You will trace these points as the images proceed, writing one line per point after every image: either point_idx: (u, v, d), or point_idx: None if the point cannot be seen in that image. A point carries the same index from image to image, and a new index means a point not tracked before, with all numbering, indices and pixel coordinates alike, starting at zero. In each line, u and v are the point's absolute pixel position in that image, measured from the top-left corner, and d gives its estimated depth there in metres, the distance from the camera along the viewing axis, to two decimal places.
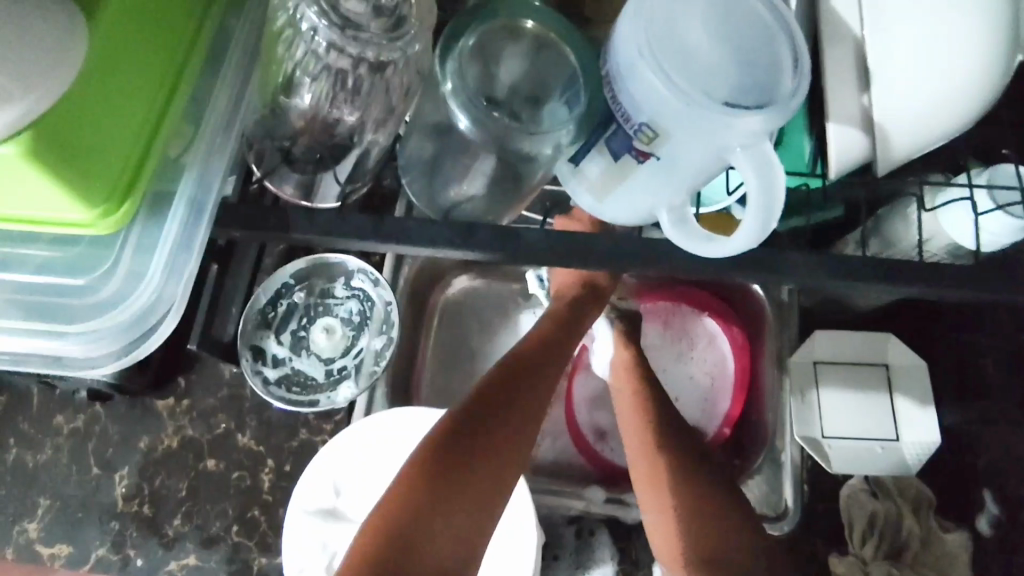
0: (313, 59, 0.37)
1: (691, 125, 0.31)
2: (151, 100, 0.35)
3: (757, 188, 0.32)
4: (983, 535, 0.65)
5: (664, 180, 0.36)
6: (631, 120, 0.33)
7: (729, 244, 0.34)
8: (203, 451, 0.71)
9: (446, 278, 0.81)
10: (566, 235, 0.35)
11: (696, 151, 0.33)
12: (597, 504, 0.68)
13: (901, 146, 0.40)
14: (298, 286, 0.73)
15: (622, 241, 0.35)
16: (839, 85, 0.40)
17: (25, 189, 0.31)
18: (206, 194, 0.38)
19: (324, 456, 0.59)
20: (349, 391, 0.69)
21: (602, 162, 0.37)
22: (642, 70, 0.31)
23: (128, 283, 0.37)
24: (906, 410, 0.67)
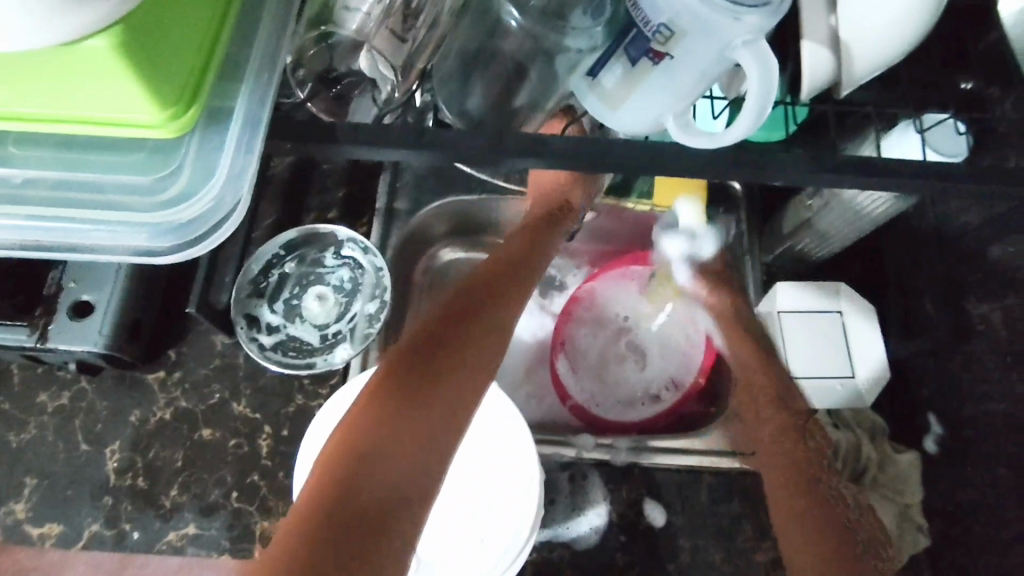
0: None
1: (701, 21, 0.35)
2: (207, 15, 0.37)
3: (755, 78, 0.36)
4: (930, 453, 0.72)
5: (672, 85, 0.39)
6: (649, 21, 0.37)
7: (728, 135, 0.38)
8: (198, 421, 0.71)
9: (432, 249, 0.85)
10: (584, 141, 0.37)
11: (705, 52, 0.37)
12: (588, 450, 0.74)
13: (861, 65, 0.44)
14: (289, 256, 0.74)
15: (631, 149, 0.37)
16: (810, 8, 0.43)
17: (99, 88, 0.33)
18: (260, 108, 0.38)
19: (336, 406, 0.62)
20: (346, 352, 0.72)
21: (618, 70, 0.41)
22: None
23: (192, 183, 0.38)
24: (861, 348, 0.74)
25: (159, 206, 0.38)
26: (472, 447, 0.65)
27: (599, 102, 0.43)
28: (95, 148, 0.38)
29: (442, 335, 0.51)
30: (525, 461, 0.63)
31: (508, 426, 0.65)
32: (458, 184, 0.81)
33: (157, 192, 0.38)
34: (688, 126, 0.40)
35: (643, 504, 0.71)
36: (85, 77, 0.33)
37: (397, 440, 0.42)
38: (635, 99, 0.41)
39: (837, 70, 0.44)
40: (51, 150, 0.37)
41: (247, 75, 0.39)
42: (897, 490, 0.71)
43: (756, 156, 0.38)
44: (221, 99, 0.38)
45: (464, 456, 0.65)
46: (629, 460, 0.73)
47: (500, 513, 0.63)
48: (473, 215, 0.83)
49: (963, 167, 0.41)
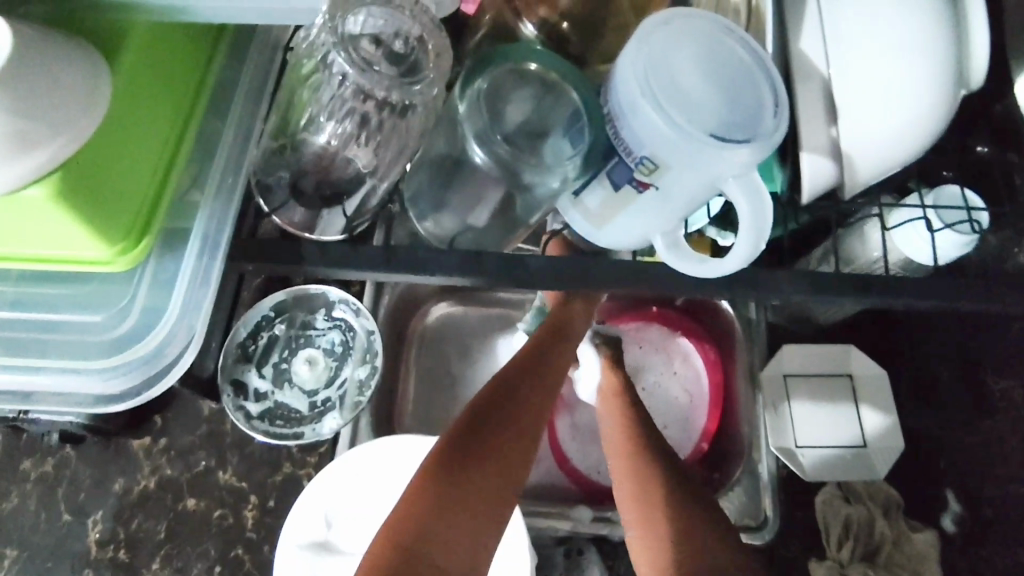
0: (339, 102, 0.42)
1: (685, 156, 0.38)
2: (162, 146, 0.40)
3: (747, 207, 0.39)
4: (948, 532, 0.68)
5: (658, 210, 0.42)
6: (633, 153, 0.39)
7: (725, 265, 0.41)
8: (183, 490, 0.69)
9: (425, 306, 0.85)
10: (565, 260, 0.41)
11: (691, 182, 0.39)
12: (585, 524, 0.69)
13: (866, 171, 0.44)
14: (279, 318, 0.73)
15: (620, 264, 0.42)
16: (808, 120, 0.43)
17: (52, 230, 0.36)
18: (220, 230, 0.43)
19: (321, 483, 0.59)
20: (334, 422, 0.69)
21: (602, 193, 0.43)
22: (646, 110, 0.37)
23: (147, 318, 0.42)
24: (871, 418, 0.72)
25: (116, 339, 0.42)
26: None
27: (585, 220, 0.46)
28: (55, 289, 0.42)
29: (496, 402, 0.52)
30: (511, 543, 0.60)
31: None
32: None
33: (111, 330, 0.42)
34: (676, 244, 0.43)
35: None
36: (38, 223, 0.35)
37: (446, 534, 0.42)
38: (621, 219, 0.44)
39: (839, 177, 0.44)
40: (11, 307, 0.42)
41: (209, 193, 0.43)
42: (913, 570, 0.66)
43: (745, 277, 0.43)
44: (181, 218, 0.42)
45: None
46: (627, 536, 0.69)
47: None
48: None
49: (915, 282, 0.45)
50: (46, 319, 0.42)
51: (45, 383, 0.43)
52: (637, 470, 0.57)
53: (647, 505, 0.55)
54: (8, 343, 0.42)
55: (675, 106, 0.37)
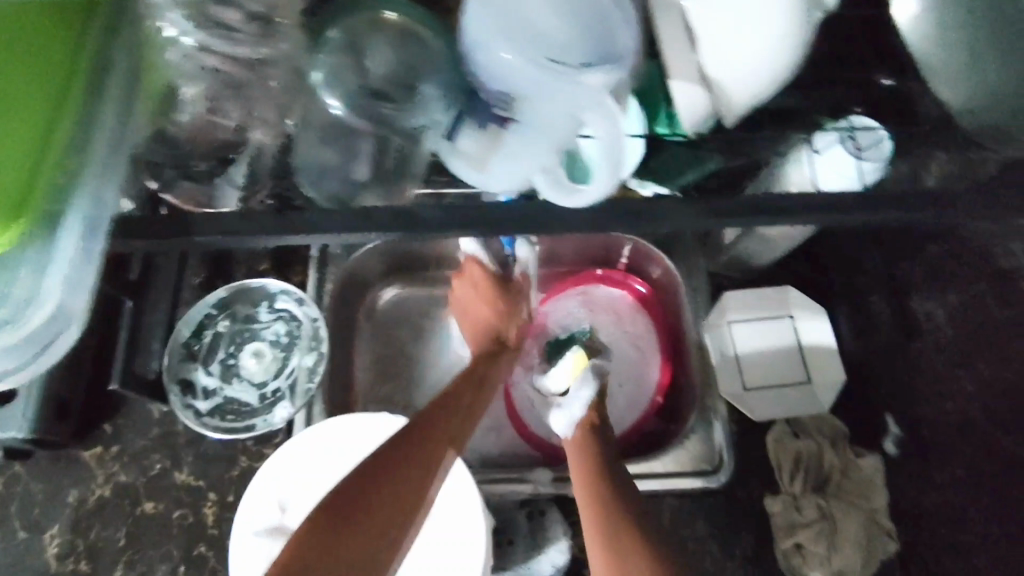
0: (190, 61, 0.48)
1: (540, 86, 0.43)
2: (19, 135, 0.41)
3: (605, 149, 0.44)
4: (892, 456, 0.70)
5: (535, 142, 0.46)
6: (494, 90, 0.45)
7: (587, 195, 0.45)
8: (140, 495, 0.69)
9: (375, 290, 0.85)
10: (454, 213, 0.43)
11: (551, 111, 0.44)
12: (545, 485, 0.71)
13: (739, 95, 0.46)
14: (221, 314, 0.74)
15: (507, 215, 0.43)
16: (673, 48, 0.46)
17: None
18: (100, 214, 0.41)
19: (275, 468, 0.60)
20: (286, 411, 0.70)
21: (475, 136, 0.48)
22: (495, 48, 0.43)
23: (27, 299, 0.41)
24: (816, 354, 0.74)
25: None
26: None
27: (467, 165, 0.49)
28: None
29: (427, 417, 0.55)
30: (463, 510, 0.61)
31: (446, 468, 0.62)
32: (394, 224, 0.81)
33: None
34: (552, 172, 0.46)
35: None
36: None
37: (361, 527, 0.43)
38: (495, 159, 0.48)
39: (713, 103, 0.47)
40: None
41: (88, 176, 0.42)
42: (862, 495, 0.69)
43: (629, 210, 0.44)
44: (58, 203, 0.42)
45: None
46: None
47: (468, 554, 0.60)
48: (407, 253, 0.84)
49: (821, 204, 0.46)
50: None
51: None
52: (613, 515, 0.56)
53: (614, 551, 0.53)
54: None
55: (523, 40, 0.42)
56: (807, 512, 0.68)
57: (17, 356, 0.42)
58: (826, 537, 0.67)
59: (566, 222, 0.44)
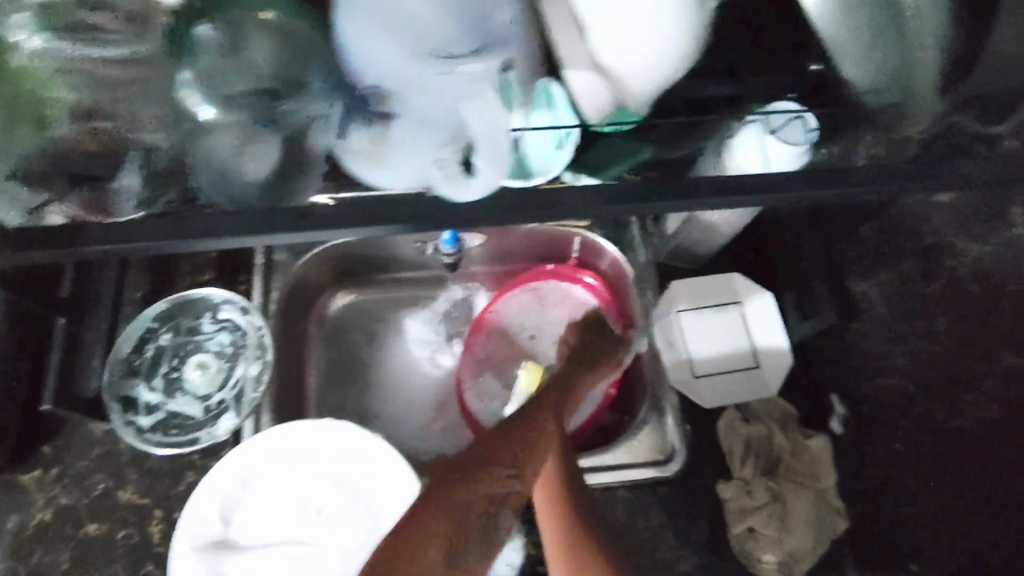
0: (47, 57, 0.46)
1: (417, 78, 0.45)
2: None
3: (484, 139, 0.45)
4: (837, 434, 0.71)
5: (418, 136, 0.45)
6: (370, 87, 0.46)
7: (475, 185, 0.43)
8: (82, 517, 0.67)
9: (325, 296, 0.85)
10: (357, 210, 0.42)
11: (429, 102, 0.45)
12: None
13: (635, 84, 0.48)
14: (163, 327, 0.73)
15: (411, 210, 0.42)
16: (567, 44, 0.49)
17: None
18: None
19: (214, 482, 0.58)
20: (230, 422, 0.69)
21: (365, 134, 0.47)
22: (369, 39, 0.45)
23: None
24: (762, 338, 0.75)
25: None
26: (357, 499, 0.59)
27: (360, 160, 0.47)
28: None
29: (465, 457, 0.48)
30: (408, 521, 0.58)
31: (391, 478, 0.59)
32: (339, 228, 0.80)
33: None
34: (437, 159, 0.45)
35: None
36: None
37: None
38: (391, 155, 0.46)
39: (612, 93, 0.49)
40: None
41: None
42: (810, 475, 0.70)
43: (541, 201, 0.43)
44: None
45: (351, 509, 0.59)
46: None
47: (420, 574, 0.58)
48: (356, 258, 0.83)
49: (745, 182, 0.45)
50: None
51: None
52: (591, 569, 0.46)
53: None
54: None
55: (395, 34, 0.45)
56: (758, 495, 0.69)
57: None
58: (778, 520, 0.67)
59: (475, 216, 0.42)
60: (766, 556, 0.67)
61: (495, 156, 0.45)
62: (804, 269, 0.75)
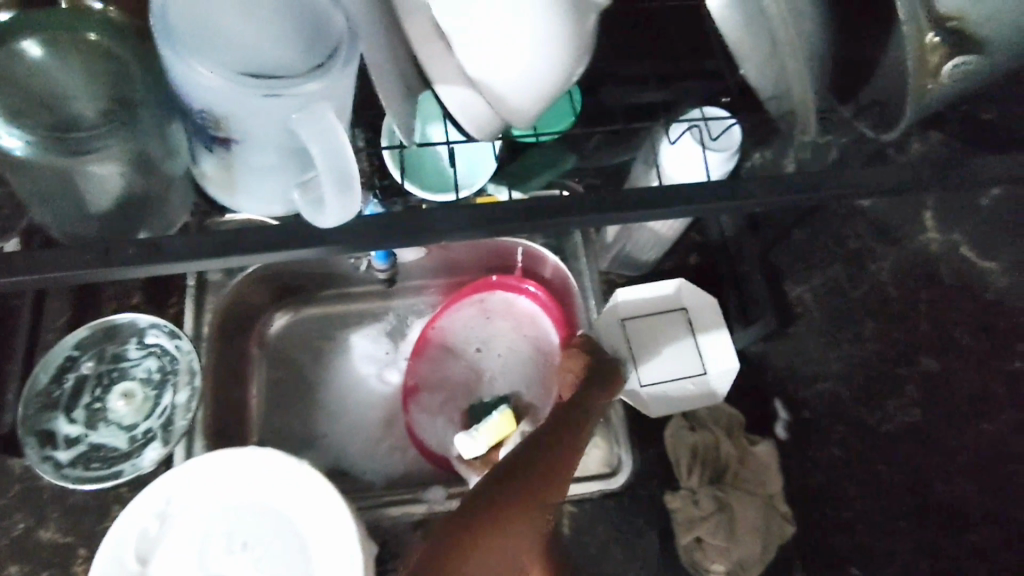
0: None
1: (243, 102, 0.41)
2: None
3: (324, 158, 0.38)
4: (783, 440, 0.71)
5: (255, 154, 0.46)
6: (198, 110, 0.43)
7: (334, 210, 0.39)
8: (0, 560, 0.64)
9: (264, 317, 0.82)
10: (218, 237, 0.38)
11: (261, 122, 0.43)
12: (440, 503, 0.70)
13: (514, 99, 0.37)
14: (84, 356, 0.70)
15: (273, 234, 0.39)
16: (429, 53, 0.39)
17: None
18: None
19: (129, 520, 0.56)
20: (156, 452, 0.66)
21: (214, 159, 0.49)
22: (185, 62, 0.40)
23: None
24: (708, 345, 0.73)
25: None
26: (280, 531, 0.57)
27: (219, 185, 0.51)
28: None
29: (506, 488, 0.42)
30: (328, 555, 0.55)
31: (313, 508, 0.57)
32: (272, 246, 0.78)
33: None
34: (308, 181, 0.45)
35: None
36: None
37: None
38: (242, 182, 0.50)
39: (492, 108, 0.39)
40: None
41: None
42: (756, 482, 0.69)
43: (409, 222, 0.39)
44: None
45: (271, 540, 0.57)
46: None
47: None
48: (294, 276, 0.80)
49: None
50: None
51: None
52: None
53: None
54: None
55: (214, 55, 0.40)
56: (705, 505, 0.68)
57: None
58: (724, 528, 0.67)
59: (364, 233, 0.39)
60: (714, 566, 0.66)
61: (341, 177, 0.38)
62: (745, 275, 0.75)
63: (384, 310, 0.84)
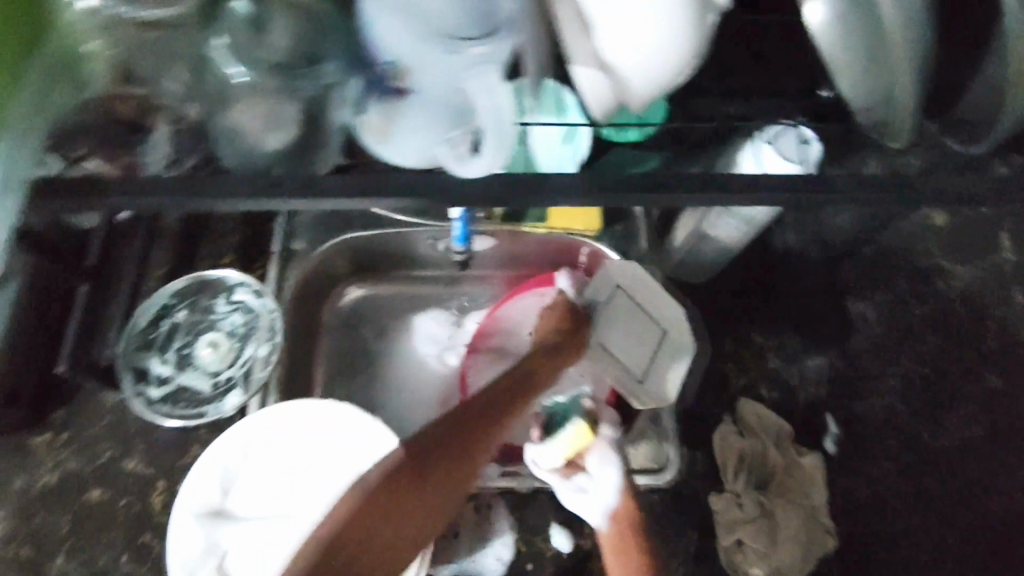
0: None
1: (424, 57, 0.46)
2: None
3: (489, 117, 0.48)
4: (831, 454, 0.72)
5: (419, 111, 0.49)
6: (382, 62, 0.48)
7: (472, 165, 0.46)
8: (86, 483, 0.69)
9: (337, 288, 0.87)
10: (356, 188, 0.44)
11: (431, 73, 0.47)
12: (494, 480, 0.71)
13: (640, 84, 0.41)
14: (179, 304, 0.76)
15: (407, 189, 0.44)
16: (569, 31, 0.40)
17: None
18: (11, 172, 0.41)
19: (213, 456, 0.60)
20: (237, 398, 0.71)
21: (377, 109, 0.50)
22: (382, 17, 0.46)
23: None
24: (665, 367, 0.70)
25: None
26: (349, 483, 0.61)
27: (372, 135, 0.49)
28: None
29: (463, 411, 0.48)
30: None
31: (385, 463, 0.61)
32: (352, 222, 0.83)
33: None
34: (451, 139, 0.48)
35: (549, 530, 0.70)
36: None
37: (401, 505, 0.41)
38: (397, 130, 0.49)
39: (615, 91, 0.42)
40: None
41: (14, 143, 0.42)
42: (800, 492, 0.71)
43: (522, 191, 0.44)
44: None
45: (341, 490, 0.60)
46: (534, 487, 0.71)
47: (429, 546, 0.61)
48: (371, 252, 0.85)
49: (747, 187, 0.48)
50: None
51: None
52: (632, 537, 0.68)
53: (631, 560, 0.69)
54: None
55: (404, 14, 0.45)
56: (748, 508, 0.69)
57: None
58: (766, 533, 0.68)
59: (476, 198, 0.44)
60: (753, 569, 0.67)
61: (500, 134, 0.47)
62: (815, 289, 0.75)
63: (448, 294, 0.89)
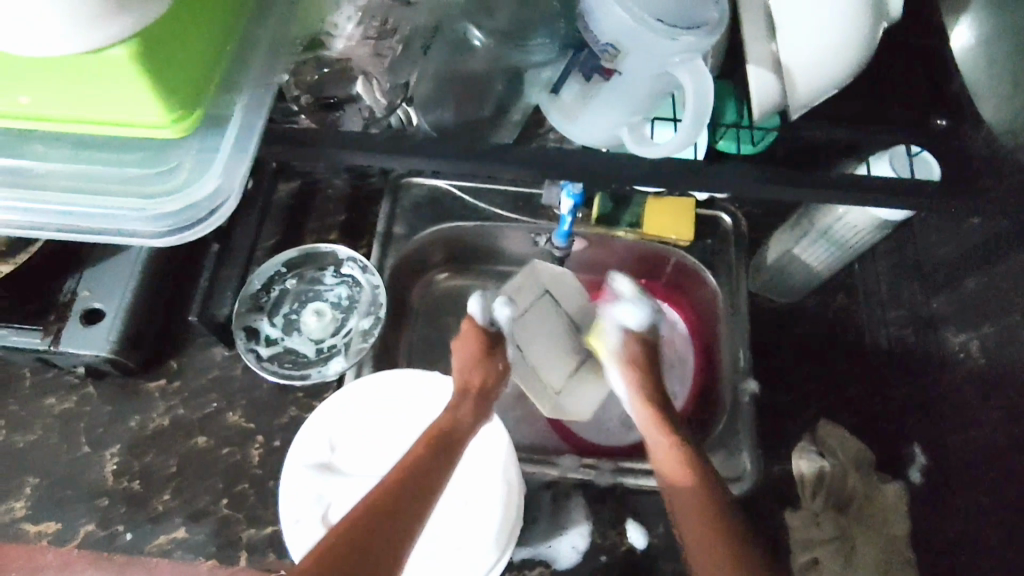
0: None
1: (641, 42, 0.50)
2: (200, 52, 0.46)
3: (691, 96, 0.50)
4: (914, 484, 0.72)
5: (614, 99, 0.57)
6: (600, 42, 0.53)
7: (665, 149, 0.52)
8: (193, 429, 0.74)
9: (428, 273, 0.89)
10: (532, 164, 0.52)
11: (643, 61, 0.52)
12: (573, 469, 0.74)
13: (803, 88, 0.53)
14: (289, 274, 0.81)
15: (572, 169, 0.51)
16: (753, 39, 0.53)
17: (123, 98, 0.44)
18: (256, 116, 0.51)
19: (323, 413, 0.65)
20: (339, 365, 0.76)
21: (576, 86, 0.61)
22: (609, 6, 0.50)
23: (190, 176, 0.50)
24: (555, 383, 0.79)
25: (160, 194, 0.50)
26: None
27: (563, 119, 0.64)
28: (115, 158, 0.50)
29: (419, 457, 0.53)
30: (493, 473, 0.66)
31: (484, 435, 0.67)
32: (453, 211, 0.86)
33: (154, 182, 0.50)
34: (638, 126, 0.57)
35: (625, 525, 0.72)
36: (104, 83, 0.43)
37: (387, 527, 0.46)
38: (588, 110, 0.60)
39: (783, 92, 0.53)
40: (73, 152, 0.50)
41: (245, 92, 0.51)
42: (881, 521, 0.70)
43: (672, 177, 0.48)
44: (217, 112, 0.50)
45: None
46: (612, 480, 0.73)
47: (442, 539, 0.66)
48: (469, 243, 0.88)
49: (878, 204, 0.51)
50: (95, 171, 0.51)
51: (120, 229, 0.52)
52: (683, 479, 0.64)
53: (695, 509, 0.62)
54: (66, 189, 0.51)
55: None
56: (827, 528, 0.70)
57: (166, 222, 0.51)
58: (841, 555, 0.69)
59: None
60: None
61: (699, 114, 0.50)
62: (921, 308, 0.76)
63: None
